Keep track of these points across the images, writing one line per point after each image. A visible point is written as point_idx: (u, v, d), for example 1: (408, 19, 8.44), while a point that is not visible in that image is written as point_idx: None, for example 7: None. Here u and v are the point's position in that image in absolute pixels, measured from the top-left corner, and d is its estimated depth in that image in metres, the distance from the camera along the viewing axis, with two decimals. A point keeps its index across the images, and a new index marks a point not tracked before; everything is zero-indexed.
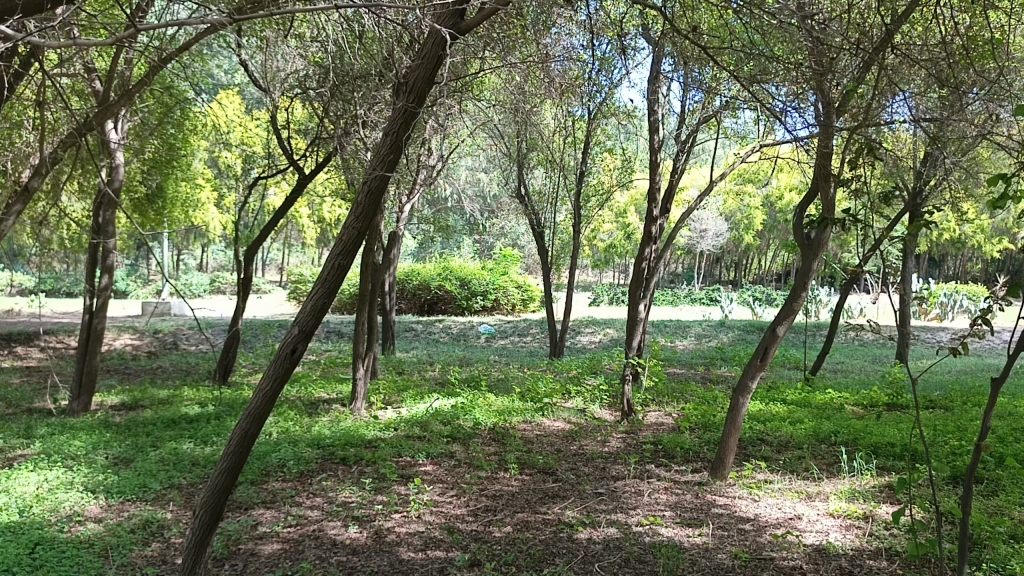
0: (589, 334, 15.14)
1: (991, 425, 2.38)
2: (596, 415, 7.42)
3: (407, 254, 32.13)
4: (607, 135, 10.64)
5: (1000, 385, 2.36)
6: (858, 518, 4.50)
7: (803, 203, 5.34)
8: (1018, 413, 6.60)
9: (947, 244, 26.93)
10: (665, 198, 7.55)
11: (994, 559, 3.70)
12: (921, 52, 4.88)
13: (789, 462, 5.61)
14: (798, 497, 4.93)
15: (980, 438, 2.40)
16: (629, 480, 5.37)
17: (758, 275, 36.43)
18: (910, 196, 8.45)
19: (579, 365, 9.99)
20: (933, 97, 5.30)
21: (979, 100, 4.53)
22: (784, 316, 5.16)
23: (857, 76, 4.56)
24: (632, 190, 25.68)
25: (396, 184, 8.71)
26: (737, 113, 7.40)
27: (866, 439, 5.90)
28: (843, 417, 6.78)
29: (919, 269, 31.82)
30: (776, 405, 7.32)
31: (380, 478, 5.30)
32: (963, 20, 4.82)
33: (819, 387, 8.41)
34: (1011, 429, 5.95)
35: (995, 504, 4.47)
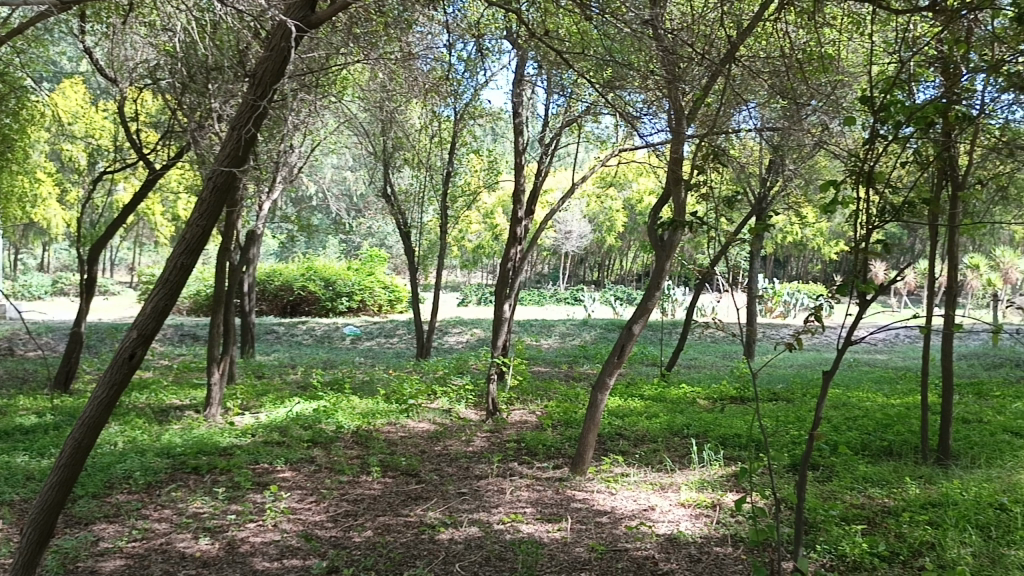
0: (456, 334, 15.15)
1: (821, 415, 2.71)
2: (460, 415, 7.44)
3: (270, 255, 31.13)
4: (472, 137, 10.70)
5: (829, 379, 2.67)
6: (707, 507, 4.70)
7: (656, 207, 5.52)
8: (851, 404, 7.10)
9: (792, 246, 28.49)
10: (529, 199, 7.64)
11: (827, 541, 3.95)
12: (764, 61, 5.18)
13: (645, 456, 5.81)
14: (652, 488, 5.11)
15: (812, 429, 2.71)
16: (491, 479, 5.41)
17: (621, 276, 37.50)
18: (757, 201, 8.92)
19: (445, 366, 9.94)
20: (778, 108, 5.64)
21: (816, 111, 4.82)
22: (638, 314, 5.35)
23: (705, 86, 4.77)
24: (499, 192, 25.95)
25: (254, 181, 8.41)
26: (597, 117, 7.62)
27: (716, 431, 6.19)
28: (695, 411, 7.09)
29: (766, 271, 33.60)
30: (633, 400, 7.57)
31: (234, 486, 5.10)
32: (801, 36, 5.12)
33: (673, 382, 8.76)
34: (845, 418, 6.39)
35: (829, 489, 4.77)
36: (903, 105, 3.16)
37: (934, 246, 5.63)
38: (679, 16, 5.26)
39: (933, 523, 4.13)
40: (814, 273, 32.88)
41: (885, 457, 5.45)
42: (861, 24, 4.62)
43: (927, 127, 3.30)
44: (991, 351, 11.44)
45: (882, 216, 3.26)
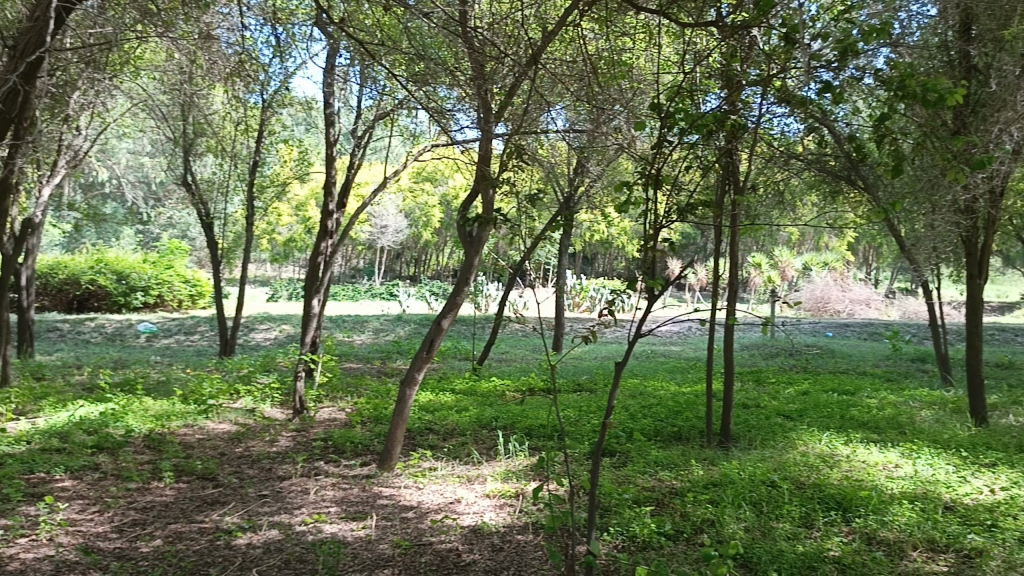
0: (263, 331, 14.57)
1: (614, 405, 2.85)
2: (265, 414, 7.17)
3: (54, 246, 28.46)
4: (281, 126, 10.32)
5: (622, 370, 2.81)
6: (510, 497, 4.81)
7: (466, 202, 5.57)
8: (647, 393, 7.52)
9: (598, 244, 29.79)
10: (341, 192, 7.47)
11: (619, 523, 4.16)
12: (568, 64, 5.37)
13: (453, 449, 5.86)
14: (459, 481, 5.17)
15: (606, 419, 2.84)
16: (295, 479, 5.24)
17: (436, 271, 37.63)
18: (564, 200, 9.24)
19: (250, 364, 9.53)
20: (581, 110, 5.86)
21: (615, 115, 5.04)
22: (448, 309, 5.38)
23: (513, 86, 4.86)
24: (312, 183, 25.24)
25: (32, 163, 7.65)
26: (410, 112, 7.59)
27: (522, 423, 6.35)
28: (503, 403, 7.23)
29: (574, 267, 34.92)
30: (443, 395, 7.62)
31: (2, 500, 4.61)
32: (603, 43, 5.34)
33: (483, 375, 8.91)
34: (641, 407, 6.76)
35: (624, 474, 5.03)
36: (686, 113, 3.37)
37: (719, 244, 6.07)
38: (488, 16, 5.33)
39: (714, 502, 4.47)
40: (618, 270, 34.60)
41: (675, 441, 5.83)
42: (656, 35, 4.88)
43: (707, 133, 3.55)
44: (768, 341, 12.53)
45: (669, 217, 3.47)
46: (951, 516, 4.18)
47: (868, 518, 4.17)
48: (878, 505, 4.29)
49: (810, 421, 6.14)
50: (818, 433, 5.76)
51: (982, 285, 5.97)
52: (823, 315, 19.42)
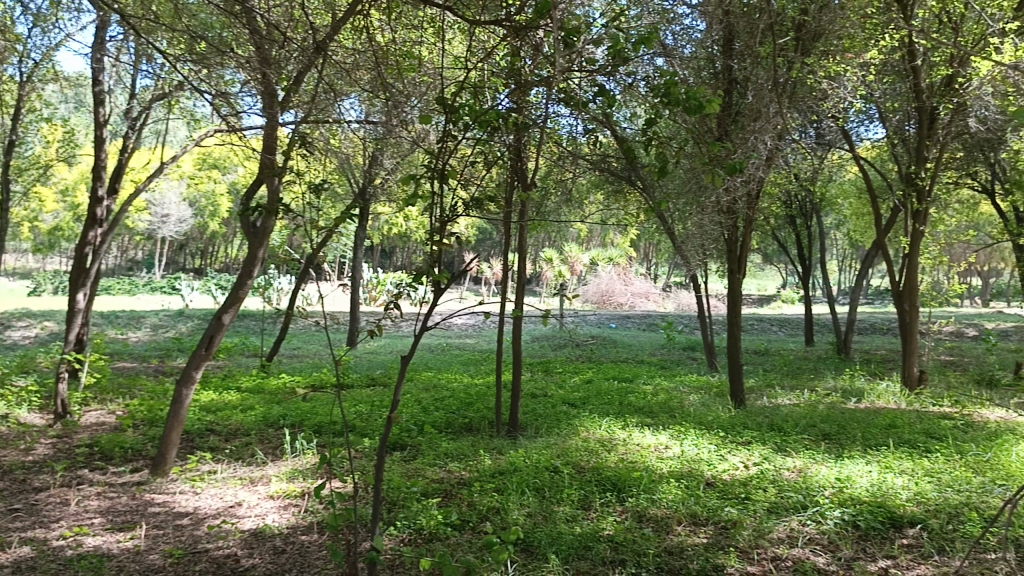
0: (21, 329, 13.15)
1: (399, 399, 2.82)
2: (21, 420, 6.47)
3: None
4: (42, 103, 9.35)
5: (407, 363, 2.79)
6: (295, 497, 4.66)
7: (249, 192, 5.32)
8: (439, 385, 7.57)
9: (395, 238, 29.62)
10: (112, 177, 6.89)
11: (406, 517, 4.15)
12: (358, 54, 5.27)
13: (235, 450, 5.60)
14: (240, 483, 4.94)
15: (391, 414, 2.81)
16: (53, 490, 4.77)
17: (225, 264, 35.81)
18: (358, 192, 9.08)
19: (3, 364, 8.58)
20: (373, 101, 5.77)
21: (406, 108, 5.01)
22: (229, 304, 5.13)
23: (299, 73, 4.69)
24: (82, 167, 23.11)
25: None
26: (192, 94, 7.14)
27: (311, 421, 6.18)
28: (293, 400, 7.00)
29: (371, 261, 34.51)
30: (228, 394, 7.25)
31: None
32: (395, 35, 5.29)
33: (273, 372, 8.58)
34: (434, 400, 6.79)
35: (413, 467, 5.03)
36: (470, 109, 3.40)
37: (509, 239, 6.22)
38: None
39: (499, 490, 4.59)
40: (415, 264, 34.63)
41: (465, 432, 5.91)
42: (447, 31, 4.90)
43: (492, 130, 3.61)
44: (557, 334, 13.04)
45: (453, 211, 3.49)
46: (710, 492, 4.55)
47: (639, 498, 4.45)
48: (648, 485, 4.60)
49: (592, 408, 6.46)
50: (598, 419, 6.07)
51: (741, 279, 6.57)
52: (607, 307, 21.10)
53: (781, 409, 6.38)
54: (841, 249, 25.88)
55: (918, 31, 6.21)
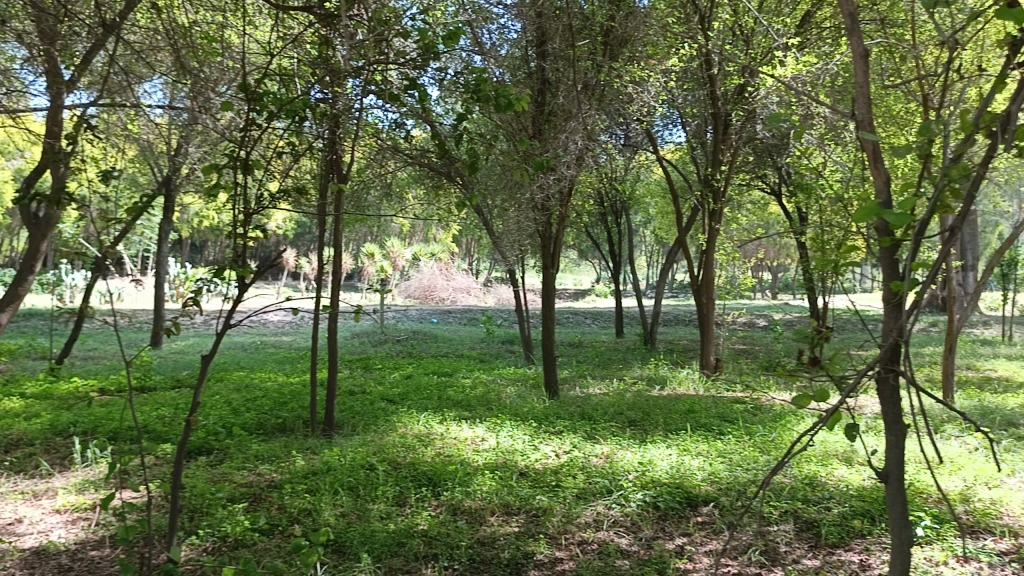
0: None
1: (199, 400, 2.68)
2: None
3: None
4: None
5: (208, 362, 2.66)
6: (85, 510, 4.32)
7: (31, 179, 4.85)
8: (250, 385, 7.28)
9: (205, 232, 28.14)
10: None
11: (210, 524, 3.95)
12: (156, 35, 4.94)
13: (16, 462, 5.10)
14: (21, 498, 4.51)
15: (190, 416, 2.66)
16: None
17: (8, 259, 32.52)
18: (160, 182, 8.54)
19: None
20: (174, 85, 5.43)
21: (211, 95, 4.76)
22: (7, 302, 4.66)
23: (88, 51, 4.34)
24: None
25: None
26: None
27: (105, 427, 5.74)
28: (86, 405, 6.47)
29: (179, 255, 32.60)
30: (9, 400, 6.59)
31: None
32: (199, 18, 5.01)
33: (64, 376, 7.90)
34: (245, 400, 6.51)
35: (220, 471, 4.79)
36: (276, 97, 3.28)
37: (324, 233, 6.07)
38: None
39: (311, 490, 4.48)
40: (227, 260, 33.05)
41: (278, 433, 5.71)
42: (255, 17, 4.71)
43: (299, 120, 3.50)
44: (377, 329, 12.91)
45: (257, 204, 3.36)
46: (523, 481, 4.67)
47: (454, 491, 4.49)
48: (463, 477, 4.65)
49: (410, 403, 6.44)
50: (416, 414, 6.06)
51: (554, 274, 6.78)
52: (428, 302, 21.16)
53: (592, 399, 6.66)
54: (650, 247, 27.37)
55: (714, 43, 6.65)
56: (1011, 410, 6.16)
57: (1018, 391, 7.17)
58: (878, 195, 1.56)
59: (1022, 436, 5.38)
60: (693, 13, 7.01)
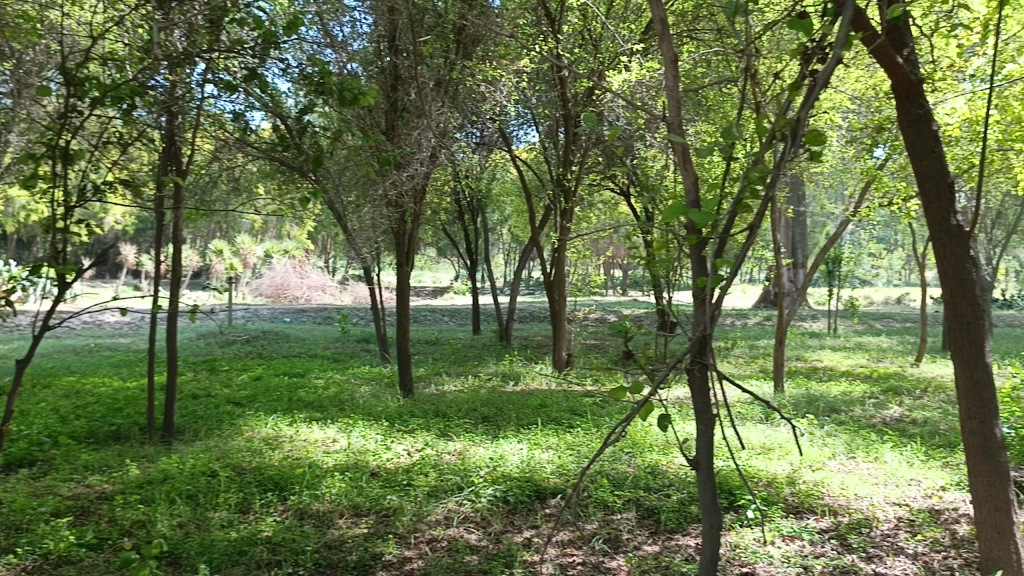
0: None
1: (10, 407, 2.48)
2: None
3: None
4: None
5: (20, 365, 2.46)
6: None
7: None
8: (81, 391, 6.81)
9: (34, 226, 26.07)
10: None
11: (30, 542, 3.66)
12: None
13: None
14: None
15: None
16: None
17: None
18: None
19: None
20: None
21: (31, 79, 4.41)
22: None
23: None
24: None
25: None
26: None
27: None
28: None
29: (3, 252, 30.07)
30: None
31: None
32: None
33: None
34: (75, 407, 6.08)
35: (44, 484, 4.45)
36: (99, 83, 3.07)
37: (163, 229, 5.75)
38: None
39: (145, 501, 4.24)
40: None
41: (111, 441, 5.38)
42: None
43: (127, 108, 3.30)
44: (225, 330, 12.40)
45: (79, 197, 3.13)
46: (373, 481, 4.60)
47: (301, 494, 4.37)
48: (311, 480, 4.53)
49: (258, 406, 6.22)
50: (263, 417, 5.86)
51: (409, 271, 6.73)
52: (281, 300, 20.54)
53: (446, 396, 6.66)
54: (506, 246, 27.70)
55: (565, 45, 6.80)
56: (833, 397, 6.65)
57: (839, 379, 7.76)
58: (689, 194, 1.63)
59: (841, 421, 5.83)
60: (545, 16, 7.15)
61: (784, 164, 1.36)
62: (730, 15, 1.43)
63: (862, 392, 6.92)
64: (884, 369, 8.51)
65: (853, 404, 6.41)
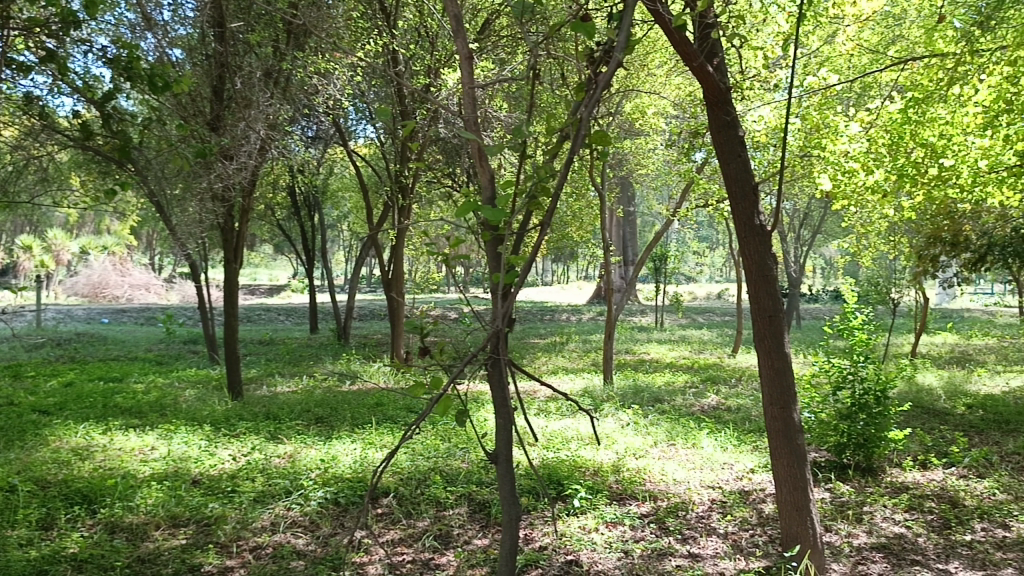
0: None
1: None
2: None
3: None
4: None
5: None
6: None
7: None
8: None
9: None
10: None
11: None
12: None
13: None
14: None
15: None
16: None
17: None
18: None
19: None
20: None
21: None
22: None
23: None
24: None
25: None
26: None
27: None
28: None
29: None
30: None
31: None
32: None
33: None
34: None
35: None
36: None
37: None
38: None
39: None
40: None
41: None
42: None
43: None
44: (32, 331, 11.44)
45: None
46: (195, 490, 4.38)
47: (113, 507, 4.09)
48: (125, 492, 4.25)
49: (68, 414, 5.78)
50: (73, 425, 5.45)
51: (238, 269, 6.47)
52: (99, 299, 19.23)
53: (278, 397, 6.45)
54: (345, 243, 27.22)
55: (400, 41, 6.76)
56: (658, 388, 6.99)
57: (664, 370, 8.16)
58: (486, 193, 1.65)
59: (663, 410, 6.13)
60: (379, 10, 7.08)
61: (571, 164, 1.38)
62: (520, 17, 1.47)
63: (683, 382, 7.32)
64: (704, 360, 9.03)
65: (676, 394, 6.75)
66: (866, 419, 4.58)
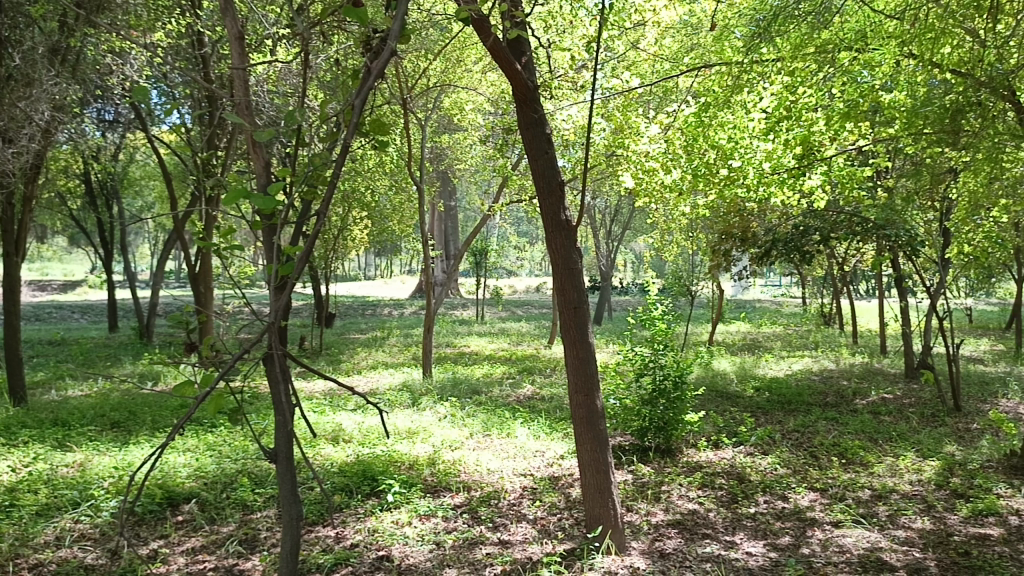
0: None
1: None
2: None
3: None
4: None
5: None
6: None
7: None
8: None
9: None
10: None
11: None
12: None
13: None
14: None
15: None
16: None
17: None
18: None
19: None
20: None
21: None
22: None
23: None
24: None
25: None
26: None
27: None
28: None
29: None
30: None
31: None
32: None
33: None
34: None
35: None
36: None
37: None
38: None
39: None
40: None
41: None
42: None
43: None
44: None
45: None
46: None
47: None
48: None
49: None
50: None
51: (20, 262, 5.92)
52: None
53: (69, 402, 5.97)
54: (153, 235, 25.58)
55: (206, 21, 6.44)
56: (476, 379, 7.10)
57: (482, 362, 8.29)
58: (260, 182, 1.61)
59: (480, 401, 6.23)
60: None
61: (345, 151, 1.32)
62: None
63: (500, 373, 7.46)
64: (522, 351, 9.28)
65: (493, 385, 6.88)
66: (665, 403, 4.86)
